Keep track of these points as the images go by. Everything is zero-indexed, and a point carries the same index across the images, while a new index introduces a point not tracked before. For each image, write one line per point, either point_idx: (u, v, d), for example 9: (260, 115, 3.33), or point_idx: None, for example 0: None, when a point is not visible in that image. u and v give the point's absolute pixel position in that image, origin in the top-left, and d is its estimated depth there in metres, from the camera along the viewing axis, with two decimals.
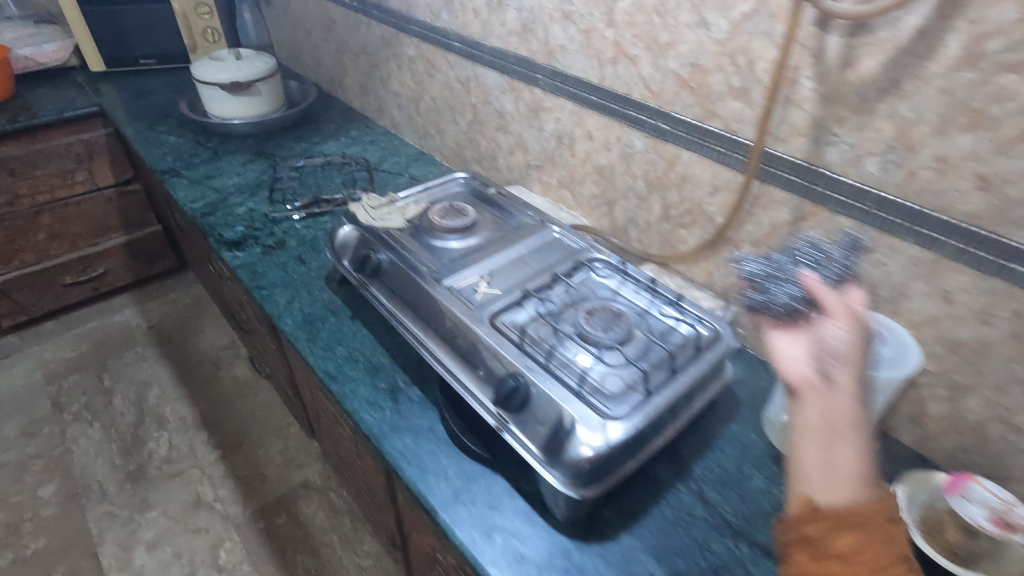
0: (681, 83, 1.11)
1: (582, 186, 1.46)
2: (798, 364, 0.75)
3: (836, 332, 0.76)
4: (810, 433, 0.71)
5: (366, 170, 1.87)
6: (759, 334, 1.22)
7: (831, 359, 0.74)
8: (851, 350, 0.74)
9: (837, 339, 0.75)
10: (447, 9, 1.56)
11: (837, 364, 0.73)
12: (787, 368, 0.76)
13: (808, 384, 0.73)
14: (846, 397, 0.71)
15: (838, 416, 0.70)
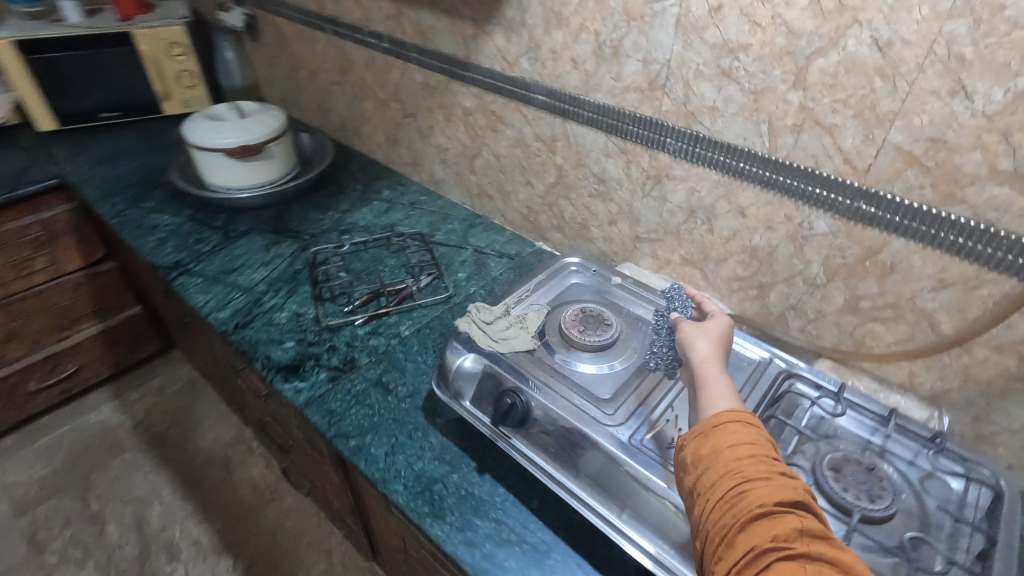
0: (907, 160, 0.88)
1: (720, 266, 1.22)
2: (703, 338, 0.88)
3: (715, 329, 0.90)
4: (699, 383, 0.81)
5: (419, 247, 1.56)
6: (982, 444, 1.02)
7: (710, 339, 0.88)
8: (720, 340, 0.88)
9: (710, 335, 0.89)
10: (529, 57, 1.28)
11: (704, 337, 0.88)
12: (690, 346, 0.88)
13: (707, 365, 0.83)
14: (717, 368, 0.82)
15: (711, 362, 0.84)
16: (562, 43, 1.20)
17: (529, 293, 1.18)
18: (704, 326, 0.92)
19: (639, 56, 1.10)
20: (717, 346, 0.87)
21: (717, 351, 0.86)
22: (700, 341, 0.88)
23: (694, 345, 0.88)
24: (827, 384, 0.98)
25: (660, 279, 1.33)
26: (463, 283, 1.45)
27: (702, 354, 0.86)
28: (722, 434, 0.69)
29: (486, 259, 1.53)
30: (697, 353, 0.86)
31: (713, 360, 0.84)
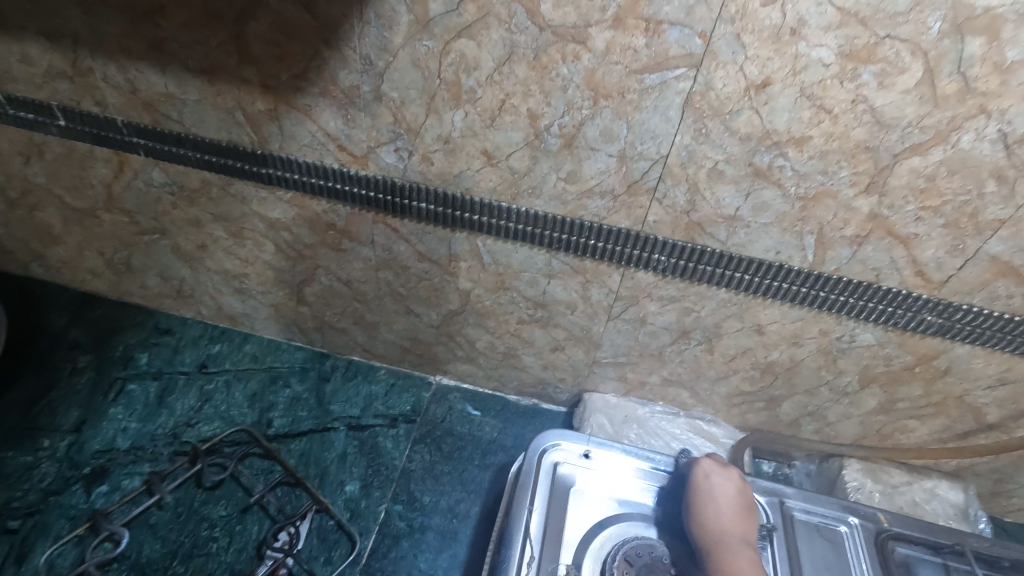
0: (1001, 270, 0.68)
1: (718, 384, 0.94)
2: (721, 496, 0.74)
3: (724, 481, 0.76)
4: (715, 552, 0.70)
5: (258, 461, 0.93)
6: (998, 499, 0.99)
7: (724, 498, 0.74)
8: (736, 498, 0.75)
9: (729, 490, 0.75)
10: (398, 147, 0.74)
11: (721, 500, 0.74)
12: (698, 513, 0.73)
13: (724, 532, 0.71)
14: (740, 538, 0.71)
15: (728, 528, 0.72)
16: (465, 128, 0.70)
17: (531, 559, 0.72)
18: (706, 475, 0.76)
19: (612, 149, 0.68)
20: (739, 511, 0.74)
21: (737, 513, 0.73)
22: (710, 501, 0.74)
23: (709, 504, 0.73)
24: (919, 543, 0.78)
25: (634, 406, 1.00)
26: (363, 508, 0.91)
27: (725, 518, 0.72)
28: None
29: (375, 440, 0.99)
30: (711, 514, 0.72)
31: (731, 524, 0.72)
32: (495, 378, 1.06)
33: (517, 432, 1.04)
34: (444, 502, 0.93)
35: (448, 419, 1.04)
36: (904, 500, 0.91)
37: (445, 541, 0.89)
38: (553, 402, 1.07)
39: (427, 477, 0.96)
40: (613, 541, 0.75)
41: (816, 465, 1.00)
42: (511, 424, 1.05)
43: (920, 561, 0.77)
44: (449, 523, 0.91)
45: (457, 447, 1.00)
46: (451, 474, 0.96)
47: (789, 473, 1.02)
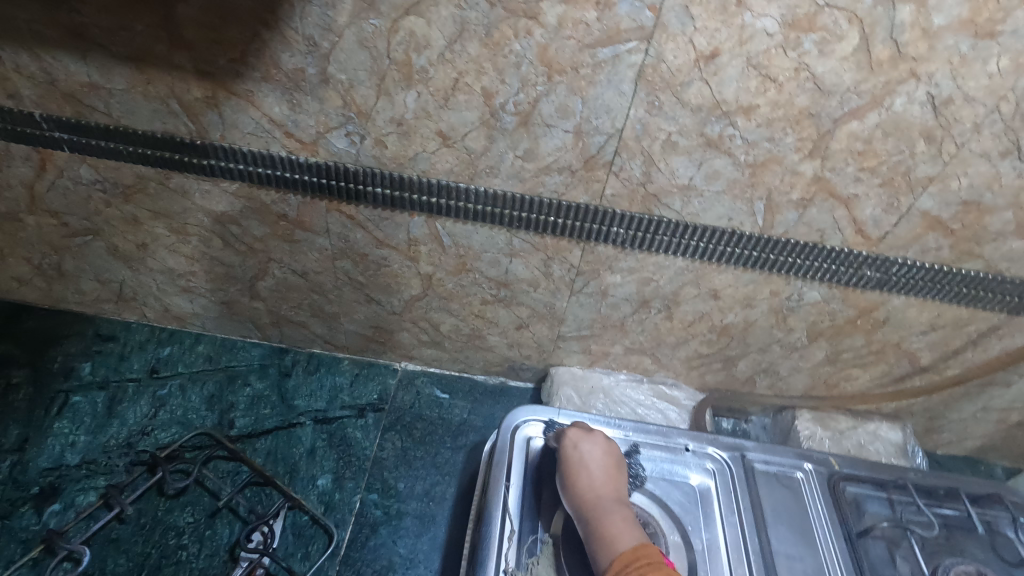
0: (931, 224, 0.73)
1: (678, 349, 0.97)
2: (590, 468, 0.73)
3: (593, 446, 0.75)
4: (590, 516, 0.69)
5: (222, 463, 0.90)
6: (931, 435, 1.07)
7: (594, 462, 0.73)
8: (606, 470, 0.73)
9: (596, 463, 0.73)
10: (349, 132, 0.72)
11: (591, 468, 0.73)
12: (570, 483, 0.72)
13: (598, 497, 0.71)
14: (615, 499, 0.71)
15: (602, 491, 0.71)
16: (418, 109, 0.69)
17: (513, 533, 0.73)
18: (576, 445, 0.76)
19: (568, 125, 0.68)
20: (608, 478, 0.73)
21: (607, 474, 0.73)
22: (582, 469, 0.73)
23: (577, 475, 0.73)
24: (867, 481, 0.84)
25: (599, 377, 1.02)
26: (337, 500, 0.90)
27: (591, 486, 0.71)
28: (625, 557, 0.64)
29: (344, 432, 0.98)
30: (587, 496, 0.71)
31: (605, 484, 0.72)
32: (462, 360, 1.06)
33: (486, 411, 1.05)
34: (419, 486, 0.93)
35: (416, 405, 1.04)
36: (851, 444, 0.98)
37: (424, 525, 0.89)
38: (520, 379, 1.08)
39: (400, 464, 0.95)
40: None
41: (771, 418, 1.06)
42: (480, 404, 1.05)
43: (867, 497, 0.83)
44: (426, 507, 0.91)
45: (428, 432, 1.00)
46: (424, 458, 0.96)
47: (746, 428, 1.08)
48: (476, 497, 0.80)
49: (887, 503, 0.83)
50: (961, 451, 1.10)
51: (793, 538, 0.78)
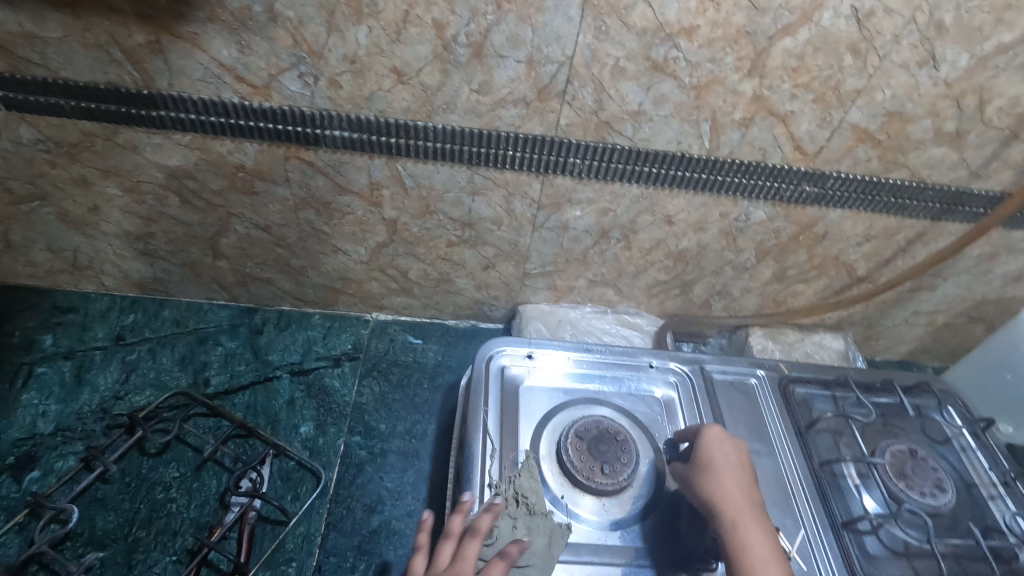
0: (860, 136, 0.79)
1: (638, 278, 1.02)
2: (729, 456, 0.73)
3: (727, 452, 0.73)
4: (727, 526, 0.67)
5: (202, 419, 0.91)
6: (870, 343, 1.17)
7: (728, 473, 0.71)
8: (738, 493, 0.70)
9: (727, 477, 0.71)
10: (302, 73, 0.72)
11: (728, 475, 0.71)
12: (705, 480, 0.71)
13: (736, 501, 0.69)
14: (755, 503, 0.69)
15: (734, 497, 0.70)
16: (370, 45, 0.69)
17: (494, 451, 0.77)
18: (714, 447, 0.74)
19: (520, 55, 0.70)
20: (742, 487, 0.70)
21: (743, 484, 0.71)
22: (721, 474, 0.71)
23: (715, 473, 0.71)
24: (812, 381, 0.92)
25: (566, 311, 1.07)
26: (321, 445, 0.92)
27: (717, 489, 0.70)
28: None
29: (321, 382, 1.00)
30: (715, 493, 0.70)
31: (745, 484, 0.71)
32: (432, 306, 1.09)
33: (460, 353, 1.08)
34: (400, 426, 0.96)
35: (391, 351, 1.06)
36: (799, 354, 1.06)
37: (408, 460, 0.92)
38: (490, 320, 1.12)
39: (380, 407, 0.98)
40: (564, 424, 0.82)
41: (728, 338, 1.12)
42: (453, 346, 1.09)
43: (814, 396, 0.91)
44: (409, 443, 0.94)
45: (404, 375, 1.03)
46: (403, 400, 1.00)
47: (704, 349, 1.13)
48: (456, 425, 0.84)
49: (831, 400, 0.91)
50: (895, 355, 1.21)
51: (749, 435, 0.85)
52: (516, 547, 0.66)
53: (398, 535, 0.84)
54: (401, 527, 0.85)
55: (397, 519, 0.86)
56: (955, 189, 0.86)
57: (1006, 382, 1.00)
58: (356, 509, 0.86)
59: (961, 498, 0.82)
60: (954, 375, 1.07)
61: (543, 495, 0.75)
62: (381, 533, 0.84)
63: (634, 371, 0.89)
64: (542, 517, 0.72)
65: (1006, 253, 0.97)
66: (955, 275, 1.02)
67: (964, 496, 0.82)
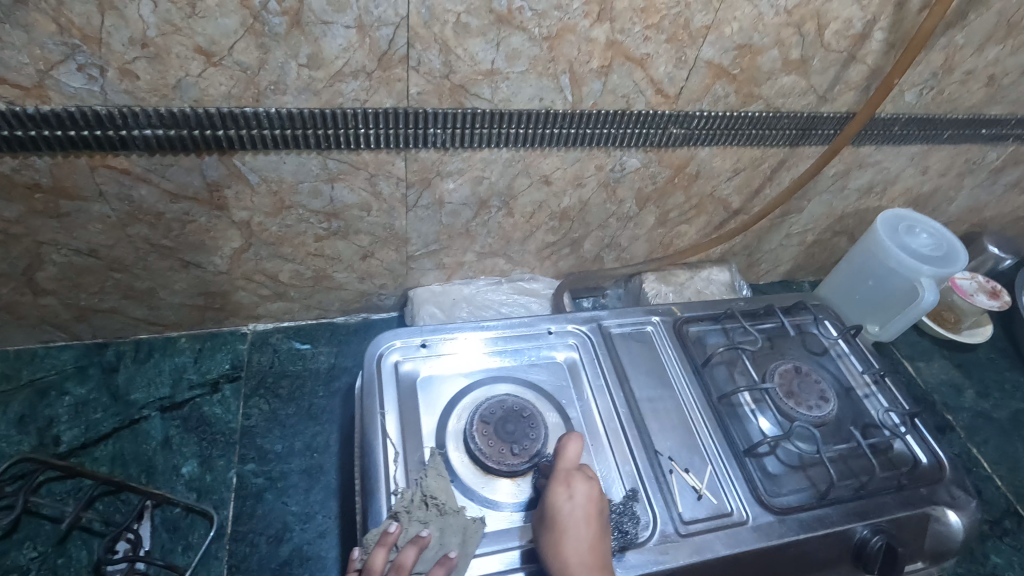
0: (716, 73, 0.79)
1: (527, 243, 0.99)
2: (578, 485, 0.68)
3: (575, 503, 0.66)
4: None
5: (58, 484, 0.78)
6: (753, 269, 1.23)
7: (574, 523, 0.65)
8: (591, 509, 0.66)
9: (573, 508, 0.66)
10: (81, 64, 0.59)
11: (570, 524, 0.65)
12: (555, 545, 0.64)
13: (575, 557, 0.63)
14: (592, 567, 0.62)
15: (582, 552, 0.63)
16: (160, 23, 0.58)
17: (397, 454, 0.72)
18: (563, 492, 0.67)
19: (347, 19, 0.62)
20: (584, 525, 0.65)
21: (589, 531, 0.64)
22: (564, 526, 0.65)
23: (562, 534, 0.64)
24: (704, 318, 0.95)
25: (459, 288, 1.02)
26: (210, 482, 0.83)
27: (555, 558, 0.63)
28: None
29: (200, 412, 0.89)
30: (559, 518, 0.65)
31: (592, 512, 0.66)
32: (315, 307, 1.00)
33: (354, 350, 1.01)
34: (299, 442, 0.89)
35: (277, 363, 0.97)
36: (691, 292, 1.09)
37: (313, 477, 0.86)
38: (382, 310, 1.05)
39: (273, 427, 0.90)
40: (468, 409, 0.78)
41: (624, 288, 1.14)
42: (346, 346, 1.01)
43: (706, 331, 0.94)
44: (311, 459, 0.87)
45: (296, 386, 0.95)
46: (298, 414, 0.92)
47: (605, 303, 1.15)
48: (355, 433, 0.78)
49: (722, 332, 0.94)
50: (776, 276, 1.28)
51: (652, 382, 0.86)
52: (414, 549, 0.64)
53: (313, 560, 0.78)
54: (316, 551, 0.79)
55: (309, 542, 0.80)
56: (808, 114, 0.89)
57: (870, 288, 1.08)
58: (261, 542, 0.79)
59: (842, 404, 0.88)
60: (824, 288, 1.16)
61: (456, 489, 0.72)
62: (293, 562, 0.78)
63: (534, 340, 0.87)
64: (454, 513, 0.68)
65: (858, 168, 1.03)
66: (817, 196, 1.08)
67: (844, 399, 0.89)
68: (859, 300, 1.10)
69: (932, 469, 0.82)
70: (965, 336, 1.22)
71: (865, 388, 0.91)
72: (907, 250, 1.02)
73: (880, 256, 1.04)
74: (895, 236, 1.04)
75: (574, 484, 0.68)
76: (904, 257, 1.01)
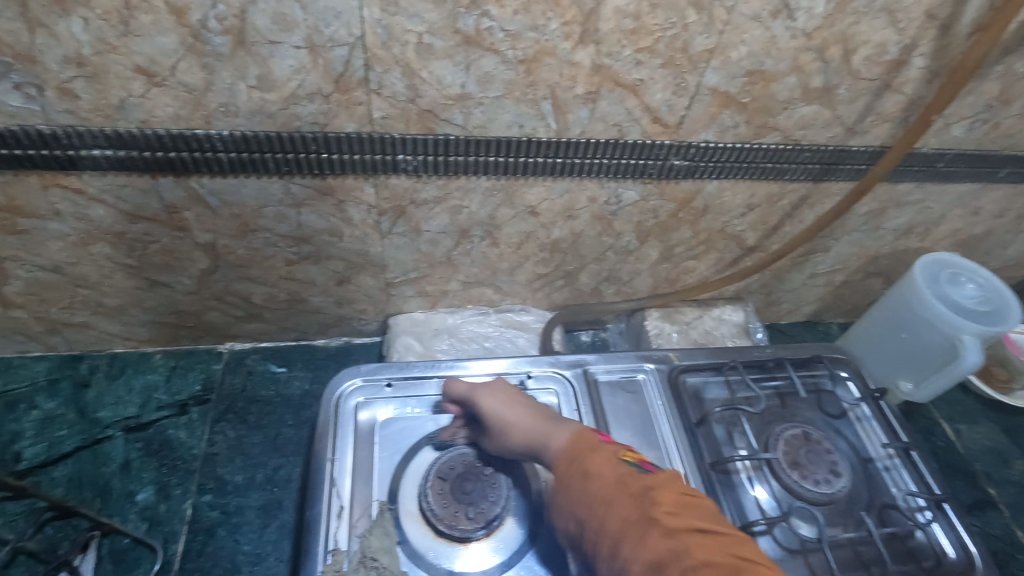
0: (723, 101, 0.70)
1: (515, 274, 0.92)
2: (474, 397, 0.70)
3: (487, 402, 0.69)
4: (534, 449, 0.64)
5: (11, 505, 0.77)
6: (773, 308, 1.12)
7: (503, 414, 0.67)
8: (503, 392, 0.70)
9: (485, 401, 0.69)
10: (18, 83, 0.56)
11: (499, 418, 0.67)
12: (507, 441, 0.66)
13: (522, 428, 0.66)
14: (537, 424, 0.65)
15: (522, 426, 0.66)
16: (94, 42, 0.54)
17: (342, 509, 0.66)
18: (475, 403, 0.70)
19: (296, 39, 0.57)
20: (505, 407, 0.68)
21: (512, 407, 0.68)
22: (498, 426, 0.67)
23: (504, 432, 0.67)
24: (705, 369, 0.85)
25: (443, 317, 0.96)
26: (162, 513, 0.80)
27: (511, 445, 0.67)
28: (567, 444, 0.61)
29: (163, 436, 0.86)
30: (489, 424, 0.68)
31: (504, 400, 0.69)
32: (293, 329, 0.96)
33: (330, 377, 0.96)
34: (260, 475, 0.85)
35: (249, 387, 0.93)
36: (698, 333, 0.99)
37: (269, 514, 0.81)
38: (364, 335, 1.00)
39: (235, 455, 0.86)
40: (426, 462, 0.72)
41: (626, 323, 1.05)
42: (322, 372, 0.97)
43: (706, 384, 0.85)
44: (269, 494, 0.83)
45: (265, 413, 0.91)
46: (263, 443, 0.88)
47: (605, 337, 1.07)
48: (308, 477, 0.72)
49: (724, 386, 0.84)
50: (800, 317, 1.17)
51: (635, 441, 0.77)
52: None
53: None
54: None
55: None
56: (834, 147, 0.78)
57: (904, 341, 0.96)
58: None
59: (857, 479, 0.77)
60: (853, 339, 1.04)
61: (402, 551, 0.66)
62: None
63: (509, 385, 0.80)
64: None
65: (894, 207, 0.92)
66: (847, 234, 0.96)
67: (860, 473, 0.78)
68: (891, 353, 0.98)
69: (960, 567, 0.70)
70: (1014, 400, 1.08)
71: (887, 461, 0.79)
72: (949, 300, 0.89)
73: (916, 306, 0.92)
74: (934, 283, 0.92)
75: (480, 390, 0.71)
76: (944, 309, 0.88)
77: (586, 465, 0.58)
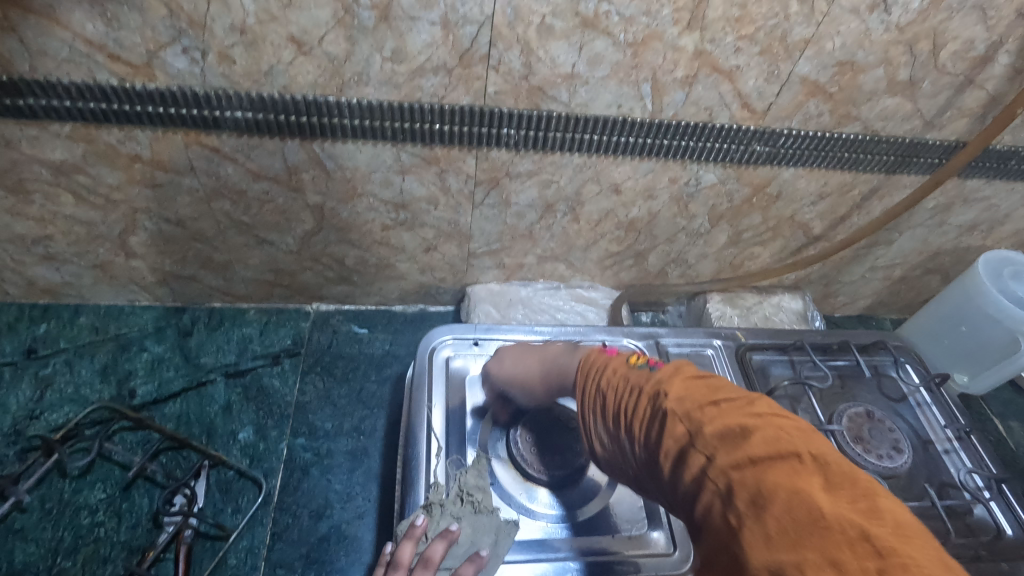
0: (811, 90, 0.74)
1: (589, 251, 0.97)
2: (500, 373, 0.73)
3: (510, 367, 0.72)
4: (556, 385, 0.67)
5: (129, 434, 0.85)
6: (829, 299, 1.15)
7: (526, 370, 0.70)
8: (517, 356, 0.73)
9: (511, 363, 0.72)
10: (186, 47, 0.63)
11: (527, 373, 0.70)
12: (545, 390, 0.69)
13: (545, 379, 0.68)
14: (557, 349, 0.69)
15: (546, 368, 0.68)
16: (258, 12, 0.61)
17: (439, 450, 0.72)
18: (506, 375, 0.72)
19: (433, 16, 0.63)
20: (528, 363, 0.71)
21: (530, 360, 0.71)
22: (525, 382, 0.70)
23: (533, 386, 0.70)
24: (770, 348, 0.89)
25: (517, 289, 1.02)
26: (262, 451, 0.87)
27: (534, 399, 0.72)
28: (581, 372, 0.61)
29: (259, 383, 0.94)
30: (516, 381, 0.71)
31: (525, 358, 0.72)
32: (375, 293, 1.03)
33: (408, 340, 1.03)
34: (347, 424, 0.91)
35: (335, 344, 1.00)
36: (758, 318, 1.03)
37: (357, 459, 0.88)
38: (439, 303, 1.06)
39: (324, 405, 0.93)
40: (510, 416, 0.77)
41: (686, 305, 1.08)
42: (400, 335, 1.03)
43: (771, 362, 0.88)
44: (356, 442, 0.90)
45: (350, 368, 0.98)
46: (349, 396, 0.94)
47: (664, 319, 1.12)
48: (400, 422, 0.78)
49: (789, 365, 0.88)
50: (854, 310, 1.20)
51: None
52: (442, 544, 0.63)
53: (349, 540, 0.80)
54: (353, 531, 0.81)
55: (347, 522, 0.82)
56: (911, 140, 0.82)
57: (962, 335, 0.98)
58: (302, 515, 0.82)
59: (917, 457, 0.81)
60: (910, 330, 1.05)
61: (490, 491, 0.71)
62: (330, 539, 0.80)
63: None
64: (488, 513, 0.67)
65: (962, 203, 0.95)
66: (911, 228, 0.99)
67: (920, 453, 0.81)
68: (947, 347, 1.00)
69: (1015, 544, 0.74)
70: None
71: (946, 445, 0.83)
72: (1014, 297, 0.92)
73: (981, 302, 0.94)
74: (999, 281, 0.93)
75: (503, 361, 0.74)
76: (1009, 305, 0.91)
77: (601, 383, 0.57)
